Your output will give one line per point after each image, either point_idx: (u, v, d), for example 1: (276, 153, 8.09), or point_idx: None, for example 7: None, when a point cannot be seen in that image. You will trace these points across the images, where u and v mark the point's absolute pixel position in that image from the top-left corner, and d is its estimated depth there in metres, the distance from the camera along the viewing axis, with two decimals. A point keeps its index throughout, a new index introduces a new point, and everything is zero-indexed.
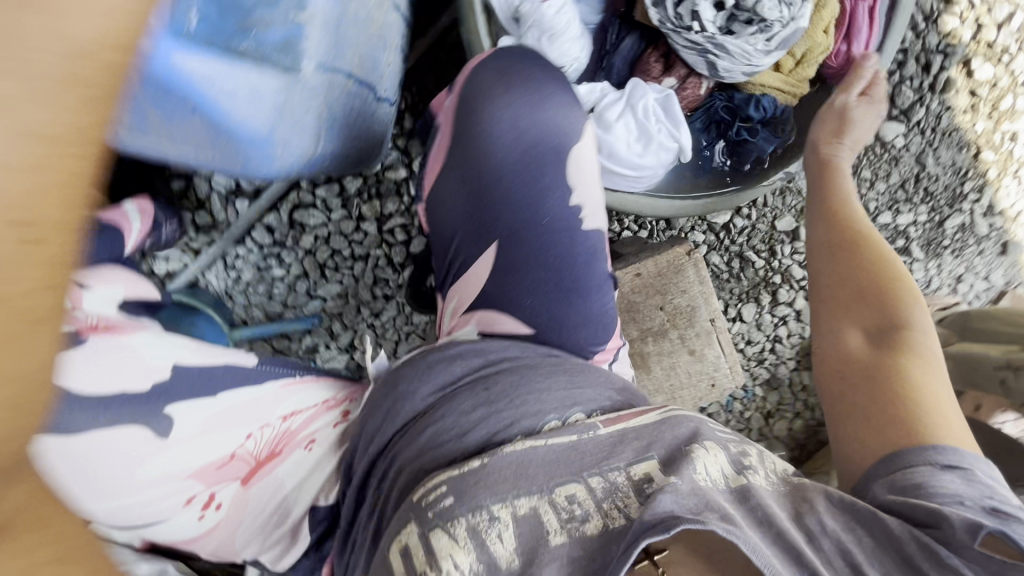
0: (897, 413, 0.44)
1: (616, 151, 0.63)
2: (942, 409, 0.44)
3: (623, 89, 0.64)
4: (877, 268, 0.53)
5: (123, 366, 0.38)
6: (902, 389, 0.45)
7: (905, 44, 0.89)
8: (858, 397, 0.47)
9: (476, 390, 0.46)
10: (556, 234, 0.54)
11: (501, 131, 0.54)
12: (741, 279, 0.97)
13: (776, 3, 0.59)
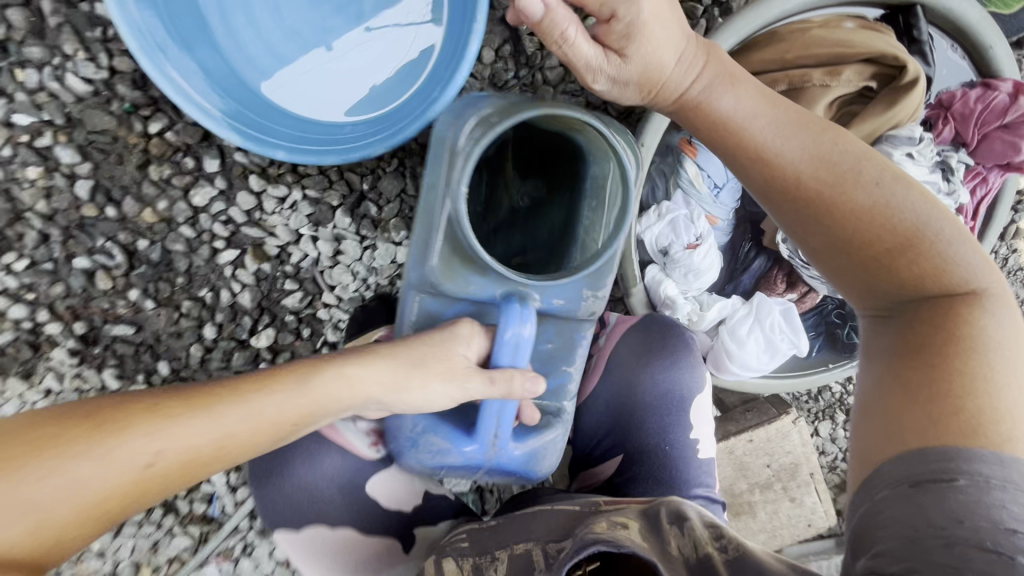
0: (938, 397, 0.47)
1: (747, 362, 0.72)
2: (978, 356, 0.47)
3: (749, 303, 0.73)
4: (873, 243, 0.52)
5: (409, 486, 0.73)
6: (955, 392, 0.46)
7: None
8: (911, 418, 0.47)
9: (559, 493, 0.66)
10: (677, 465, 0.66)
11: (638, 371, 0.66)
12: (818, 398, 1.07)
13: None
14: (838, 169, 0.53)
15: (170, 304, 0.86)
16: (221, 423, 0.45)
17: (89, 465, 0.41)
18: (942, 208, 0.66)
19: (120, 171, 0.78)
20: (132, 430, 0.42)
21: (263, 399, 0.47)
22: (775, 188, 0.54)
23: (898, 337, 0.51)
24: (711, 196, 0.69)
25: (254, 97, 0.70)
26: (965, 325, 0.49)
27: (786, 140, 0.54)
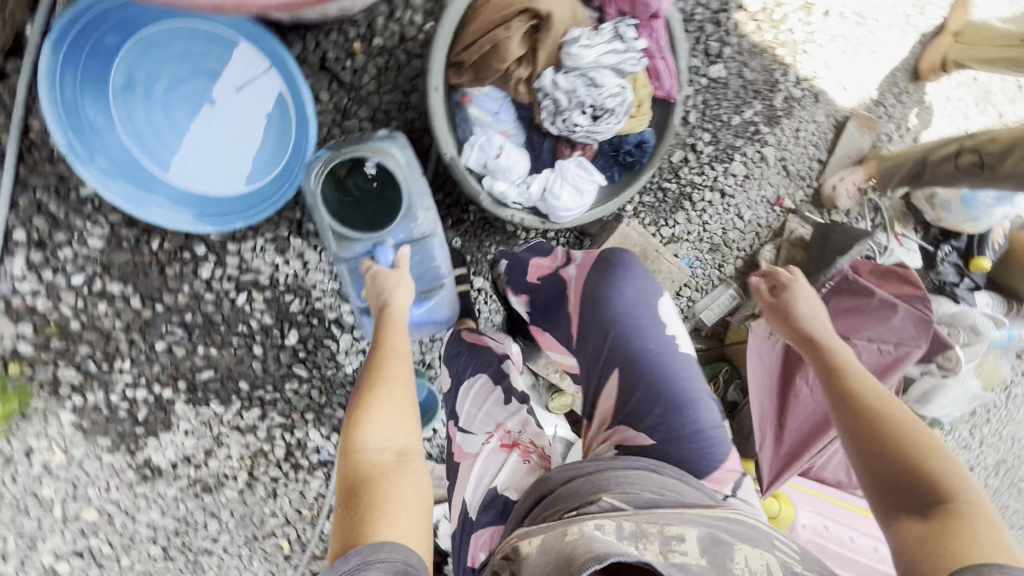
0: (946, 538, 0.66)
1: (569, 203, 1.12)
2: (976, 527, 0.66)
3: (555, 170, 1.12)
4: (909, 436, 0.77)
5: (498, 400, 1.04)
6: (956, 540, 0.65)
7: (699, 19, 1.29)
8: (931, 546, 0.66)
9: (602, 480, 0.82)
10: (664, 356, 1.00)
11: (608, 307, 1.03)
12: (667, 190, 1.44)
13: (611, 98, 1.03)
14: (885, 404, 0.82)
15: (226, 344, 1.28)
16: (402, 344, 0.78)
17: (398, 391, 0.71)
18: (628, 58, 1.02)
19: (152, 280, 1.19)
20: (386, 371, 0.73)
21: (398, 325, 0.80)
22: (847, 405, 0.85)
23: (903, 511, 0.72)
24: (493, 120, 1.06)
25: (164, 180, 1.06)
26: (965, 513, 0.68)
27: (868, 382, 0.87)
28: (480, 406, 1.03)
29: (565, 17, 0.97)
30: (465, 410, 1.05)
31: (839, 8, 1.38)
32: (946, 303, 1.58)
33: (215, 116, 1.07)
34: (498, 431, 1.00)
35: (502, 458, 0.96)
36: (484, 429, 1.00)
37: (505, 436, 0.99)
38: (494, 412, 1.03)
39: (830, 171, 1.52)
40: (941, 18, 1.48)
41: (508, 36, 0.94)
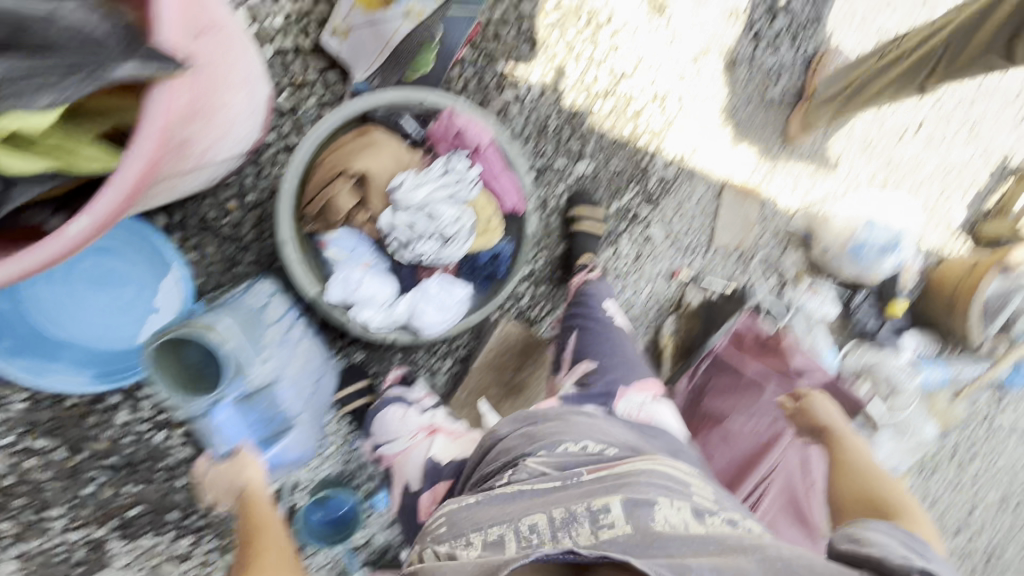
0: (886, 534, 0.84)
1: (435, 319, 1.20)
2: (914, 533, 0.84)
3: (417, 290, 1.20)
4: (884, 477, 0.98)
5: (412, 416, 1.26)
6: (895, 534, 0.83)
7: (554, 126, 1.39)
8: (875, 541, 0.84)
9: (537, 461, 0.88)
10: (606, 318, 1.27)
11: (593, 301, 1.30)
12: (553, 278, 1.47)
13: (452, 223, 1.13)
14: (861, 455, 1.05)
15: (151, 480, 1.37)
16: (269, 519, 0.88)
17: (273, 561, 0.81)
18: (461, 187, 1.12)
19: (76, 430, 1.30)
20: (258, 552, 0.82)
21: (261, 504, 0.90)
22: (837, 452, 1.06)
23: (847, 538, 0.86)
24: (350, 256, 1.15)
25: (64, 348, 1.17)
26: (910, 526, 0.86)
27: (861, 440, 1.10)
28: (400, 422, 1.24)
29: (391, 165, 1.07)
30: (390, 427, 1.25)
31: (691, 94, 1.47)
32: (865, 352, 1.57)
33: (124, 281, 1.19)
34: (423, 426, 1.22)
35: (426, 442, 1.21)
36: (408, 430, 1.22)
37: (430, 426, 1.24)
38: (410, 416, 1.26)
39: (719, 237, 1.56)
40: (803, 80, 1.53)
41: (337, 191, 1.04)
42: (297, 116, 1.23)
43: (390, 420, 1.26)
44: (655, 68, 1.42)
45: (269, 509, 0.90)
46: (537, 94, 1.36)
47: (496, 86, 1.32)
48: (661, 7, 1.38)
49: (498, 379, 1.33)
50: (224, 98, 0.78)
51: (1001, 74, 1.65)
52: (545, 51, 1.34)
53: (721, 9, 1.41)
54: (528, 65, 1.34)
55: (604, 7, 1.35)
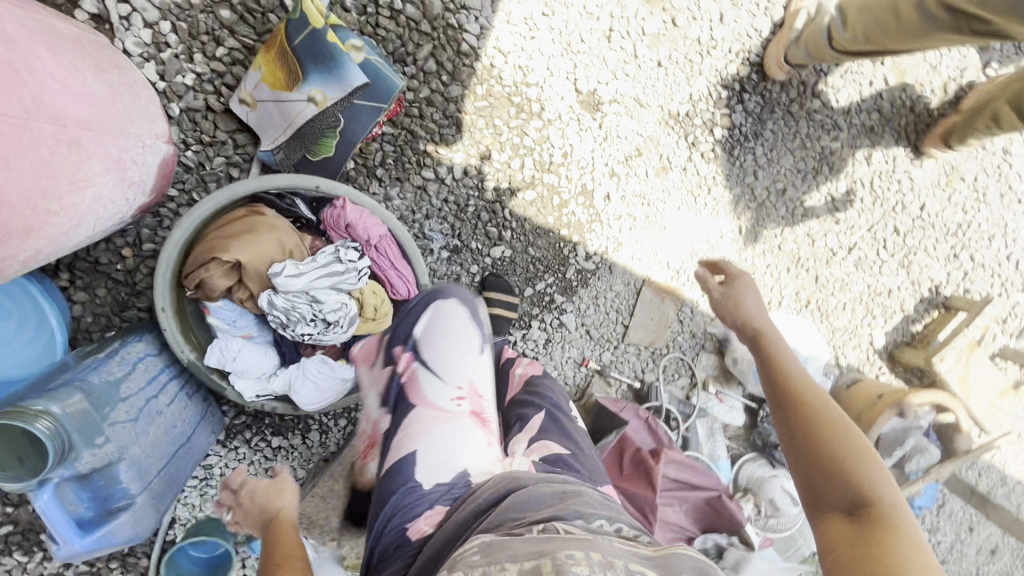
0: (867, 561, 0.64)
1: (311, 396, 1.20)
2: (899, 546, 0.64)
3: (298, 366, 1.19)
4: (834, 433, 0.76)
5: (458, 342, 0.99)
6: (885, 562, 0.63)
7: (473, 208, 1.37)
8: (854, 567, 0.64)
9: (525, 524, 0.66)
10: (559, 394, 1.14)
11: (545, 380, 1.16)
12: None
13: (334, 311, 1.12)
14: (798, 393, 0.81)
15: (24, 501, 1.37)
16: (294, 546, 0.88)
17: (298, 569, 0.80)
18: (347, 276, 1.11)
19: None
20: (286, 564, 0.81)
21: (286, 533, 0.91)
22: (776, 397, 0.83)
23: (846, 555, 0.66)
24: (231, 327, 1.15)
25: None
26: (889, 527, 0.67)
27: (800, 364, 0.87)
28: (458, 353, 0.97)
29: (272, 251, 1.05)
30: (461, 334, 1.00)
31: (621, 191, 1.44)
32: (760, 465, 1.57)
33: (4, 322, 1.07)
34: (471, 393, 0.94)
35: (470, 426, 0.90)
36: (457, 385, 0.94)
37: (476, 402, 0.94)
38: (474, 368, 0.97)
39: (634, 332, 1.55)
40: (744, 187, 1.49)
41: (210, 275, 1.02)
42: (201, 171, 1.20)
43: (437, 350, 0.97)
44: (586, 162, 1.40)
45: (294, 537, 0.91)
46: (457, 175, 1.34)
47: (415, 164, 1.30)
48: (597, 104, 1.36)
49: None
50: (67, 201, 0.77)
51: (945, 206, 1.63)
52: (471, 134, 1.31)
53: (659, 112, 1.39)
54: (452, 147, 1.31)
55: (539, 97, 1.32)
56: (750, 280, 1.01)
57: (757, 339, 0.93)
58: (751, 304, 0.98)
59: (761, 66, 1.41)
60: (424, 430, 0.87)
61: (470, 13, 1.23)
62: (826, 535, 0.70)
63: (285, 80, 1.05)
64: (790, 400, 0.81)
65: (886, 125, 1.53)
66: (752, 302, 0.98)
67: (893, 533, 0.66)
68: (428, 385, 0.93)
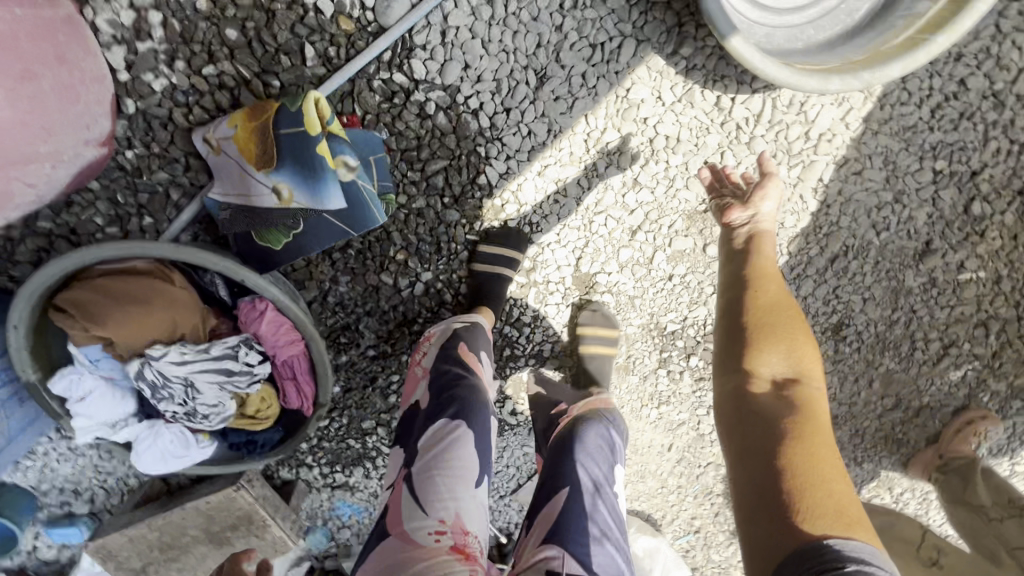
0: (792, 456, 0.67)
1: (154, 460, 1.08)
2: (822, 445, 0.68)
3: (151, 427, 1.06)
4: (756, 307, 0.83)
5: (453, 447, 0.86)
6: (796, 466, 0.66)
7: (419, 326, 1.25)
8: (764, 469, 0.67)
9: None
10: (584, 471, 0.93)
11: (606, 466, 0.97)
12: (350, 443, 1.41)
13: (205, 407, 0.99)
14: (753, 297, 0.84)
15: None
16: None
17: None
18: (238, 379, 0.99)
19: None
20: None
21: None
22: (732, 311, 0.85)
23: (761, 441, 0.70)
24: (90, 365, 0.99)
25: None
26: (808, 416, 0.72)
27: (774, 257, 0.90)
28: (448, 469, 0.83)
29: (156, 331, 0.91)
30: (461, 457, 0.85)
31: (574, 369, 1.33)
32: None
33: None
34: (456, 526, 0.78)
35: (449, 565, 0.73)
36: (441, 515, 0.79)
37: (460, 537, 0.78)
38: (469, 501, 0.82)
39: (523, 493, 1.49)
40: (692, 415, 1.42)
41: (70, 330, 0.88)
42: (134, 177, 1.02)
43: (432, 459, 0.84)
44: (553, 331, 1.28)
45: None
46: (417, 291, 1.21)
47: (376, 264, 1.16)
48: (589, 288, 1.24)
49: (204, 524, 1.23)
50: None
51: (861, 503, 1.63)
52: (448, 260, 1.19)
53: (645, 318, 1.30)
54: (423, 264, 1.18)
55: (534, 257, 1.20)
56: (774, 174, 0.93)
57: (757, 241, 0.91)
58: (739, 219, 0.93)
59: None
60: (395, 569, 0.74)
61: (503, 149, 1.09)
62: (728, 406, 0.77)
63: (258, 156, 0.88)
64: (746, 276, 0.87)
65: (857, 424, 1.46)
66: (745, 212, 0.92)
67: (812, 411, 0.73)
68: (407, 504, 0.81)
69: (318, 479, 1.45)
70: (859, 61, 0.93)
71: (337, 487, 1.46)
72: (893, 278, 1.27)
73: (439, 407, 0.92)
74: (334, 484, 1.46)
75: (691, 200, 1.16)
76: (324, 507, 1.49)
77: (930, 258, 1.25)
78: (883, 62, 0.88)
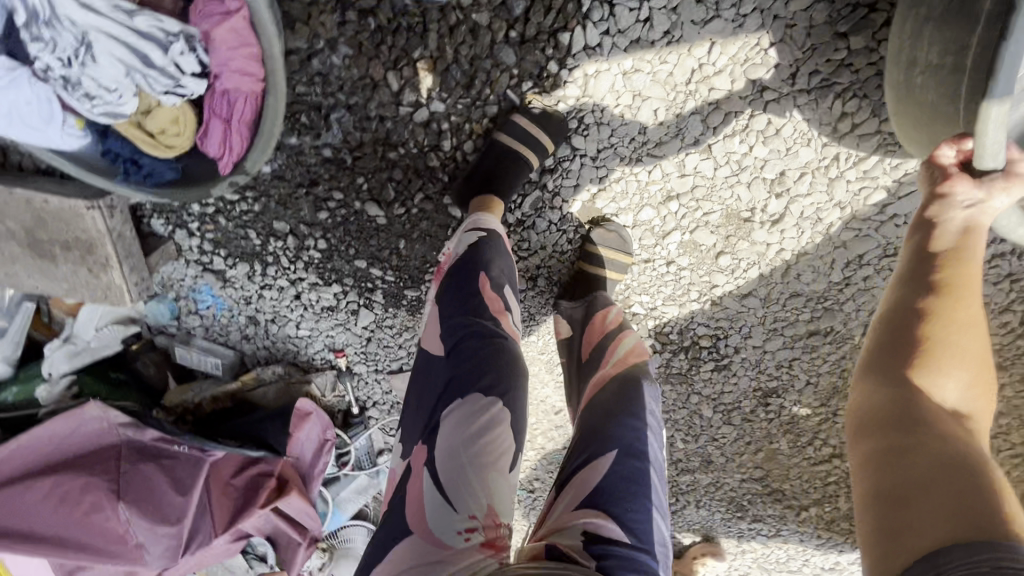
0: (965, 463, 0.56)
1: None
2: (995, 470, 0.57)
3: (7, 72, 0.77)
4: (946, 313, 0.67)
5: (481, 424, 0.78)
6: (961, 464, 0.56)
7: (396, 158, 1.04)
8: (924, 456, 0.57)
9: None
10: (626, 434, 0.87)
11: (654, 436, 0.91)
12: (248, 235, 1.19)
13: (93, 84, 0.73)
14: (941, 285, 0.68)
15: None
16: None
17: None
18: (156, 77, 0.73)
19: None
20: None
21: None
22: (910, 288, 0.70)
23: (917, 438, 0.59)
24: None
25: None
26: (975, 442, 0.60)
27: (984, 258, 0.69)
28: (479, 459, 0.75)
29: None
30: (490, 442, 0.77)
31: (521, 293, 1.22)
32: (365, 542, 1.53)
33: None
34: (487, 519, 0.72)
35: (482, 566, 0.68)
36: (472, 510, 0.72)
37: (494, 530, 0.72)
38: (500, 486, 0.75)
39: (399, 380, 1.38)
40: None
41: None
42: None
43: (456, 437, 0.77)
44: (526, 246, 1.14)
45: None
46: (417, 116, 0.98)
47: (390, 58, 0.93)
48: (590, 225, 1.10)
49: (28, 224, 0.97)
50: None
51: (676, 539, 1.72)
52: (471, 106, 0.97)
53: (619, 288, 1.19)
54: (443, 92, 0.96)
55: (559, 160, 1.02)
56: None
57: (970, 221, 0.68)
58: (964, 196, 0.68)
59: (717, 356, 1.27)
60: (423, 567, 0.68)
61: (607, 20, 0.88)
62: (871, 406, 0.66)
63: None
64: (942, 286, 0.68)
65: (720, 475, 1.51)
66: (973, 189, 0.67)
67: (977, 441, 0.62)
68: (440, 496, 0.73)
69: (192, 252, 1.22)
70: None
71: (210, 272, 1.25)
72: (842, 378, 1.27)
73: (472, 377, 0.82)
74: (208, 266, 1.24)
75: (741, 200, 1.04)
76: (185, 283, 1.28)
77: None
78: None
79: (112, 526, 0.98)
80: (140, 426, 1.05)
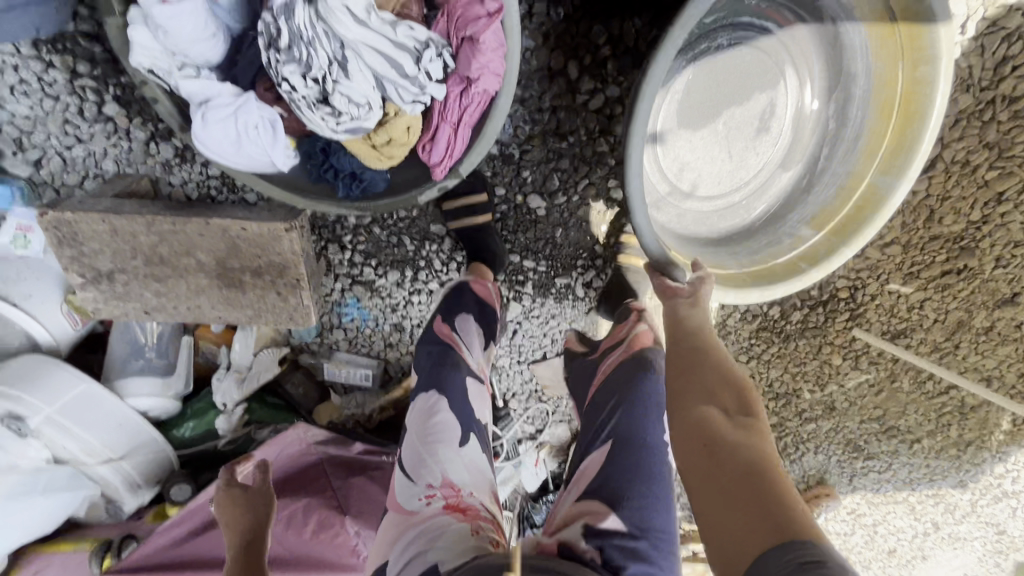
0: (752, 480, 0.64)
1: (211, 142, 0.77)
2: (776, 468, 0.66)
3: (237, 98, 0.76)
4: (706, 359, 0.81)
5: (423, 417, 0.85)
6: (743, 484, 0.64)
7: (564, 146, 1.05)
8: (718, 487, 0.65)
9: None
10: (629, 431, 0.82)
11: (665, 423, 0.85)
12: (402, 243, 1.19)
13: (345, 99, 0.72)
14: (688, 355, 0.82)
15: None
16: None
17: None
18: (405, 87, 0.74)
19: None
20: None
21: None
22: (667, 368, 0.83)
23: (709, 464, 0.68)
24: None
25: None
26: (749, 442, 0.69)
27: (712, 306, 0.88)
28: (427, 441, 0.81)
29: None
30: (436, 424, 0.83)
31: None
32: None
33: None
34: (445, 487, 0.76)
35: (447, 524, 0.72)
36: (427, 480, 0.77)
37: (453, 495, 0.76)
38: (454, 460, 0.80)
39: (542, 367, 1.36)
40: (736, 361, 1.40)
41: None
42: None
43: (409, 438, 0.83)
44: None
45: None
46: (591, 104, 1.00)
47: (573, 47, 0.96)
48: None
49: (220, 254, 0.96)
50: None
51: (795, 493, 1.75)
52: None
53: None
54: (620, 75, 0.98)
55: None
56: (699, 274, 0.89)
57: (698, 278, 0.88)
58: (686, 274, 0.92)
59: (855, 304, 1.35)
60: (396, 544, 0.73)
61: None
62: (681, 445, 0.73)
63: None
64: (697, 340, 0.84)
65: (842, 420, 1.54)
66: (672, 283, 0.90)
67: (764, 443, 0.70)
68: (401, 482, 0.79)
69: (340, 266, 1.21)
70: (754, 270, 0.99)
71: (359, 283, 1.23)
72: (968, 313, 1.33)
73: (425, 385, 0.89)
74: (357, 277, 1.22)
75: None
76: (331, 297, 1.25)
77: (1008, 307, 1.30)
78: (771, 282, 0.97)
79: (342, 542, 0.99)
80: (342, 443, 1.05)
